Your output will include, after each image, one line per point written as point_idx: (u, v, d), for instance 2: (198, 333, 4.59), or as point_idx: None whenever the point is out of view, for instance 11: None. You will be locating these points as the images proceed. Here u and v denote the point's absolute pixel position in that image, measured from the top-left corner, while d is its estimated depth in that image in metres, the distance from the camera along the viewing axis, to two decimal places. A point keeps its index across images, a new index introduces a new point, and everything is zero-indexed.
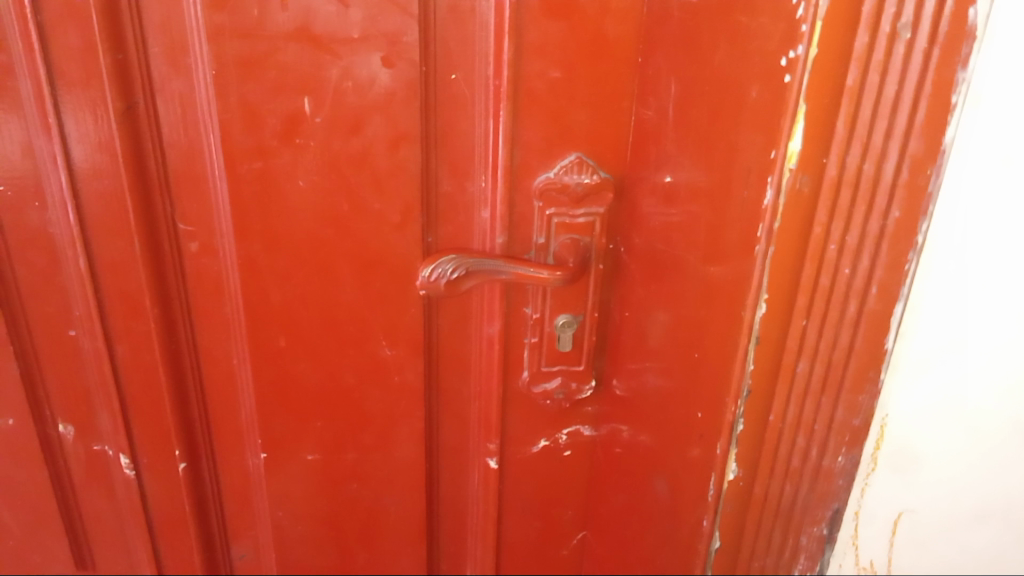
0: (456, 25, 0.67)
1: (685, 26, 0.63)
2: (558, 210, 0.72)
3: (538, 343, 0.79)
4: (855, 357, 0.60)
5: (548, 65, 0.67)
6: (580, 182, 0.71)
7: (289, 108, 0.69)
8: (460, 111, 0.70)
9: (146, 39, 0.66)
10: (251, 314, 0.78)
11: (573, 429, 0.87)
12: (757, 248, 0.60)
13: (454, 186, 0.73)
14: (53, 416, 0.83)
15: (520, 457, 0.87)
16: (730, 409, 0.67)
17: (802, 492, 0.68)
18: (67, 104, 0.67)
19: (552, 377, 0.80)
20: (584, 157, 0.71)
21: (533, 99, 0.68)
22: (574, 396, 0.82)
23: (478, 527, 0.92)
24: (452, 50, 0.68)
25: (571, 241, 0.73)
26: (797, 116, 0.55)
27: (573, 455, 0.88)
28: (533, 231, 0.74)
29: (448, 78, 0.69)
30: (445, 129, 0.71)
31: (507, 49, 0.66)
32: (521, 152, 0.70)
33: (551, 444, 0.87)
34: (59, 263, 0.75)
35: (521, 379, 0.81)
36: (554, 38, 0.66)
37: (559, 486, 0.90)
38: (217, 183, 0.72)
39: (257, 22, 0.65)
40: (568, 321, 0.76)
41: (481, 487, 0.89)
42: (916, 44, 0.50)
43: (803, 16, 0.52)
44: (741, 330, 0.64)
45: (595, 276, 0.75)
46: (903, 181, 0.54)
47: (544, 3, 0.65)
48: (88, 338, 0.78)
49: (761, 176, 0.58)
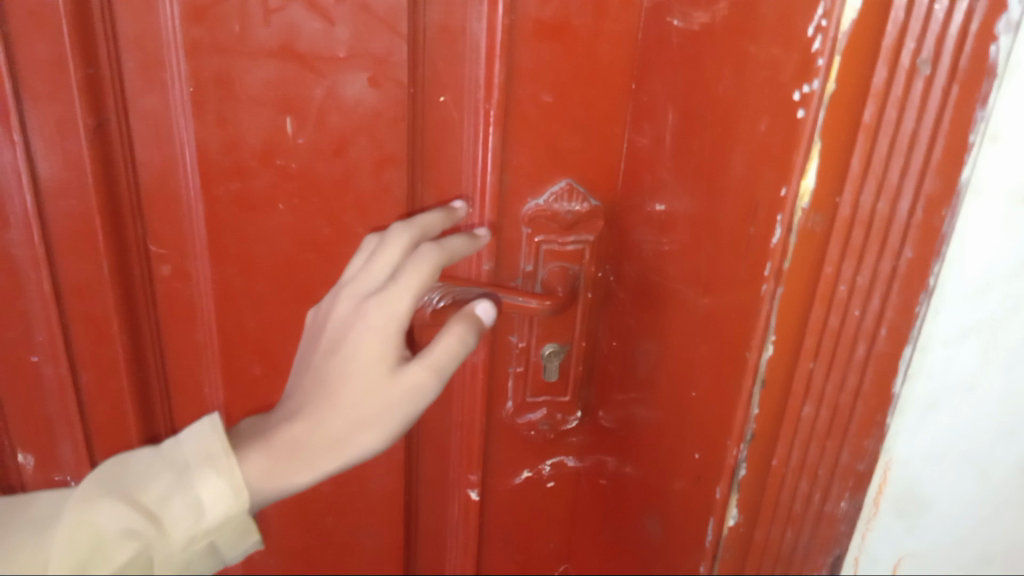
0: (446, 47, 0.65)
1: (685, 52, 0.60)
2: (547, 237, 0.70)
3: (524, 372, 0.77)
4: (863, 401, 0.59)
5: (540, 88, 0.65)
6: (570, 210, 0.69)
7: (272, 127, 0.66)
8: (448, 134, 0.68)
9: (119, 53, 0.63)
10: (225, 339, 0.75)
11: (558, 459, 0.85)
12: (764, 288, 0.57)
13: None
14: (12, 447, 0.78)
15: (501, 488, 0.85)
16: (731, 453, 0.64)
17: (804, 537, 0.67)
18: (33, 119, 0.63)
19: (537, 408, 0.78)
20: (575, 183, 0.69)
21: (524, 123, 0.66)
22: (559, 427, 0.79)
23: (457, 561, 0.88)
24: (441, 72, 0.65)
25: (560, 269, 0.71)
26: (811, 154, 0.51)
27: (557, 486, 0.86)
28: (520, 258, 0.71)
29: (437, 100, 0.66)
30: (432, 153, 0.69)
31: (497, 72, 0.63)
32: (510, 177, 0.68)
33: (534, 475, 0.85)
34: (20, 285, 0.70)
35: (505, 409, 0.79)
36: (547, 60, 0.64)
37: (541, 518, 0.88)
38: (193, 204, 0.69)
39: (238, 37, 0.62)
40: (556, 350, 0.74)
41: (461, 521, 0.85)
42: (934, 82, 0.47)
43: (819, 49, 0.49)
44: (746, 373, 0.60)
45: (583, 305, 0.73)
46: (917, 222, 0.51)
47: (538, 25, 0.63)
48: (50, 364, 0.74)
49: (769, 214, 0.55)
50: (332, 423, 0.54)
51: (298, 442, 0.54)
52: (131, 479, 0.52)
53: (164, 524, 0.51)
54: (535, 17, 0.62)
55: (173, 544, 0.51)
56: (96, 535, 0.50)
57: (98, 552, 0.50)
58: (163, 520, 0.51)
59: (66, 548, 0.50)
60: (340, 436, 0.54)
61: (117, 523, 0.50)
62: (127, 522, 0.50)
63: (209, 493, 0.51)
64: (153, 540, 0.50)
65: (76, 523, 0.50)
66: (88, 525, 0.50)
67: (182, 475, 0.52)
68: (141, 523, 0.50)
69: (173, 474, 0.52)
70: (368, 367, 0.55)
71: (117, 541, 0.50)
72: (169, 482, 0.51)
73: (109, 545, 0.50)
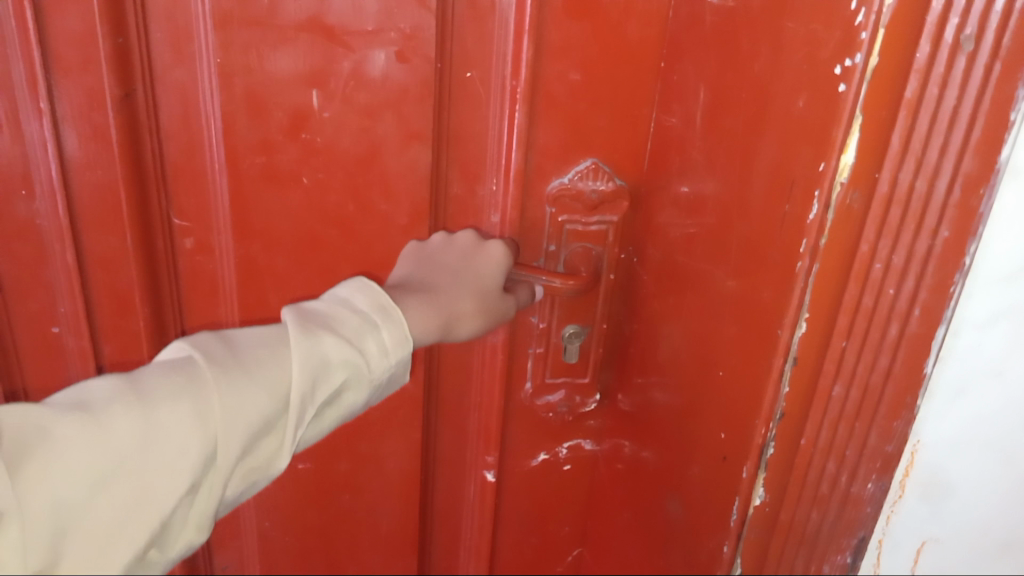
0: (473, 24, 0.64)
1: (718, 31, 0.60)
2: (571, 216, 0.70)
3: (544, 353, 0.76)
4: (893, 383, 0.58)
5: (568, 67, 0.64)
6: (595, 189, 0.69)
7: (298, 101, 0.65)
8: (475, 112, 0.68)
9: (148, 24, 0.62)
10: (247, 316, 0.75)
11: (575, 442, 0.85)
12: (799, 265, 0.57)
13: (464, 190, 0.71)
14: None
15: (518, 470, 0.85)
16: (759, 432, 0.64)
17: (828, 519, 0.66)
18: (61, 89, 0.63)
19: (556, 389, 0.78)
20: (600, 163, 0.68)
21: (551, 101, 0.65)
22: (578, 410, 0.79)
23: (473, 541, 0.88)
24: (470, 49, 0.65)
25: (584, 249, 0.71)
26: (852, 128, 0.51)
27: (573, 469, 0.86)
28: (543, 238, 0.71)
29: (463, 77, 0.66)
30: (458, 131, 0.69)
31: (526, 53, 0.63)
32: (537, 156, 0.68)
33: (550, 458, 0.85)
34: (44, 255, 0.70)
35: (524, 391, 0.79)
36: (577, 37, 0.63)
37: (557, 500, 0.88)
38: (218, 178, 0.69)
39: (268, 10, 0.61)
40: (577, 331, 0.74)
41: (477, 502, 0.85)
42: (977, 59, 0.47)
43: (862, 23, 0.48)
44: (777, 351, 0.60)
45: (605, 288, 0.73)
46: (955, 201, 0.51)
47: (567, 3, 0.62)
48: (73, 336, 0.74)
49: (806, 191, 0.55)
50: (464, 302, 0.63)
51: (437, 308, 0.62)
52: (326, 319, 0.56)
53: (367, 356, 0.56)
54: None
55: (374, 374, 0.56)
56: (322, 360, 0.54)
57: (321, 375, 0.54)
58: (367, 353, 0.56)
59: (298, 370, 0.53)
60: (466, 314, 0.63)
61: (339, 353, 0.55)
62: (346, 354, 0.55)
63: (395, 335, 0.57)
64: (363, 368, 0.55)
65: (305, 349, 0.53)
66: (317, 353, 0.54)
67: (372, 318, 0.57)
68: (356, 355, 0.55)
69: (363, 320, 0.57)
70: (492, 275, 0.66)
71: (336, 368, 0.54)
72: (363, 324, 0.57)
73: (327, 372, 0.54)
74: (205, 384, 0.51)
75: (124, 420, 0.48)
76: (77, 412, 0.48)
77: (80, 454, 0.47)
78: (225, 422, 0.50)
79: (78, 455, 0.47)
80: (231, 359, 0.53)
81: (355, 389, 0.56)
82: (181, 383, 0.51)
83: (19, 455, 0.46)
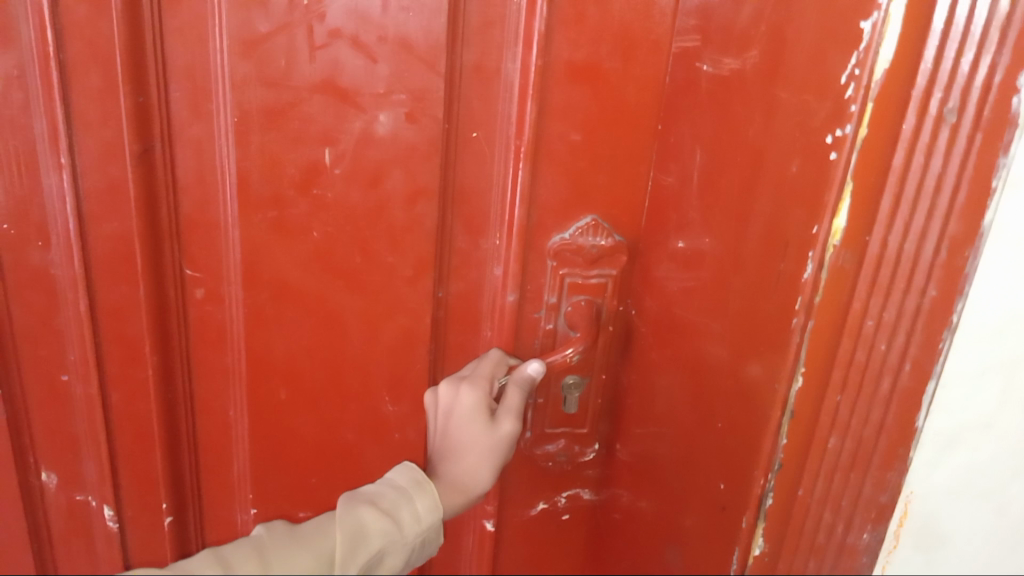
0: (479, 87, 0.65)
1: (713, 96, 0.61)
2: (571, 269, 0.70)
3: (544, 404, 0.75)
4: (886, 435, 0.60)
5: (569, 127, 0.65)
6: (595, 244, 0.69)
7: (310, 158, 0.66)
8: (479, 169, 0.68)
9: (168, 83, 0.64)
10: (253, 367, 0.75)
11: (573, 492, 0.83)
12: (795, 321, 0.60)
13: (468, 243, 0.71)
14: (36, 464, 0.79)
15: (517, 519, 0.84)
16: (759, 482, 0.67)
17: (826, 568, 0.68)
18: (82, 145, 0.65)
19: (555, 438, 0.77)
20: (600, 219, 0.68)
21: (551, 159, 0.66)
22: (576, 459, 0.78)
23: None
24: (476, 110, 0.65)
25: (584, 302, 0.70)
26: (843, 192, 0.55)
27: (572, 518, 0.85)
28: (544, 291, 0.71)
29: (468, 135, 0.66)
30: (464, 187, 0.68)
31: (530, 113, 0.63)
32: (537, 212, 0.68)
33: (549, 507, 0.84)
34: (57, 303, 0.72)
35: (523, 439, 0.77)
36: (580, 101, 0.64)
37: (554, 550, 0.87)
38: (230, 231, 0.70)
39: (284, 72, 0.63)
40: (576, 381, 0.73)
41: (475, 550, 0.84)
42: (960, 129, 0.50)
43: (852, 96, 0.52)
44: (775, 403, 0.63)
45: (603, 339, 0.72)
46: (941, 262, 0.53)
47: (569, 67, 0.63)
48: (81, 384, 0.75)
49: (800, 251, 0.58)
50: (462, 463, 0.63)
51: (450, 477, 0.63)
52: (369, 495, 0.57)
53: (402, 523, 0.56)
54: (567, 59, 0.63)
55: (407, 537, 0.56)
56: (363, 529, 0.54)
57: (358, 543, 0.53)
58: (401, 520, 0.56)
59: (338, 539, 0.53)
60: (470, 469, 0.63)
61: (377, 523, 0.55)
62: (383, 522, 0.55)
63: (427, 502, 0.57)
64: (397, 533, 0.55)
65: (344, 521, 0.54)
66: (352, 520, 0.54)
67: (407, 489, 0.58)
68: (390, 522, 0.55)
69: (400, 490, 0.58)
70: (471, 409, 0.65)
71: (371, 536, 0.54)
72: (399, 495, 0.57)
73: (364, 539, 0.54)
74: (269, 550, 0.52)
75: None
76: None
77: None
78: None
79: None
80: (292, 532, 0.54)
81: (393, 555, 0.55)
82: (248, 556, 0.51)
83: None
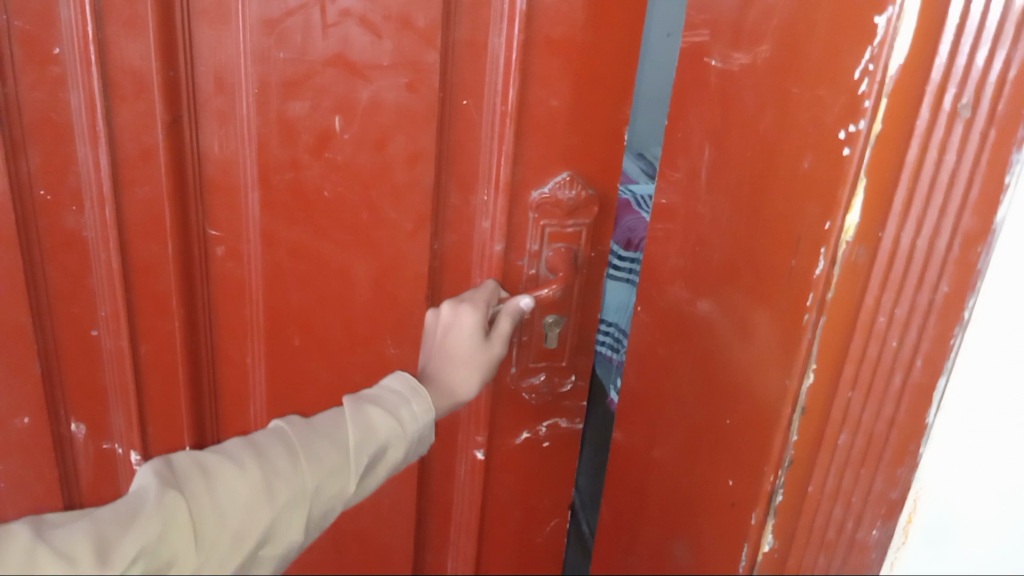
0: (472, 61, 0.66)
1: (722, 91, 0.62)
2: (550, 221, 0.71)
3: (527, 342, 0.75)
4: (897, 430, 0.60)
5: (550, 93, 0.66)
6: (572, 197, 0.70)
7: (321, 125, 0.67)
8: (471, 133, 0.68)
9: (195, 60, 0.65)
10: (272, 313, 0.76)
11: (553, 421, 0.82)
12: (807, 318, 0.58)
13: (460, 200, 0.71)
14: (66, 415, 0.79)
15: (505, 448, 0.83)
16: (768, 479, 0.65)
17: (835, 563, 0.67)
18: (119, 116, 0.65)
19: (538, 372, 0.77)
20: (575, 174, 0.69)
21: (536, 127, 0.67)
22: (557, 390, 0.78)
23: (463, 517, 0.86)
24: (468, 76, 0.66)
25: (563, 250, 0.71)
26: (856, 188, 0.53)
27: (554, 446, 0.84)
28: (526, 240, 0.71)
29: (461, 103, 0.67)
30: (459, 146, 0.69)
31: (513, 84, 0.65)
32: (523, 170, 0.69)
33: (532, 436, 0.83)
34: (88, 263, 0.72)
35: (508, 375, 0.77)
36: (563, 70, 0.65)
37: (540, 475, 0.86)
38: (251, 193, 0.70)
39: (300, 48, 0.64)
40: (557, 320, 0.73)
41: (468, 479, 0.83)
42: (973, 125, 0.49)
43: (866, 91, 0.50)
44: (786, 400, 0.61)
45: (581, 280, 0.73)
46: (954, 257, 0.53)
47: (550, 42, 0.64)
48: (111, 338, 0.75)
49: (812, 247, 0.56)
50: (452, 375, 0.65)
51: (439, 383, 0.65)
52: (370, 397, 0.59)
53: (403, 420, 0.58)
54: (547, 35, 0.64)
55: (410, 432, 0.58)
56: (370, 426, 0.56)
57: (368, 436, 0.55)
58: (402, 418, 0.58)
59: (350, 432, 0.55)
60: (459, 381, 0.65)
61: (382, 420, 0.57)
62: (388, 419, 0.57)
63: (424, 404, 0.59)
64: (402, 430, 0.57)
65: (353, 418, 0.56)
66: (359, 417, 0.56)
67: (404, 393, 0.60)
68: (394, 420, 0.57)
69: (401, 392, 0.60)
70: (469, 330, 0.66)
71: (379, 432, 0.56)
72: (397, 397, 0.59)
73: (372, 433, 0.56)
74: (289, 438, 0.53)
75: (226, 475, 0.49)
76: (198, 470, 0.48)
77: (224, 485, 0.48)
78: (310, 469, 0.52)
79: (223, 491, 0.48)
80: (306, 426, 0.55)
81: (397, 447, 0.57)
82: (273, 443, 0.53)
83: (179, 483, 0.47)
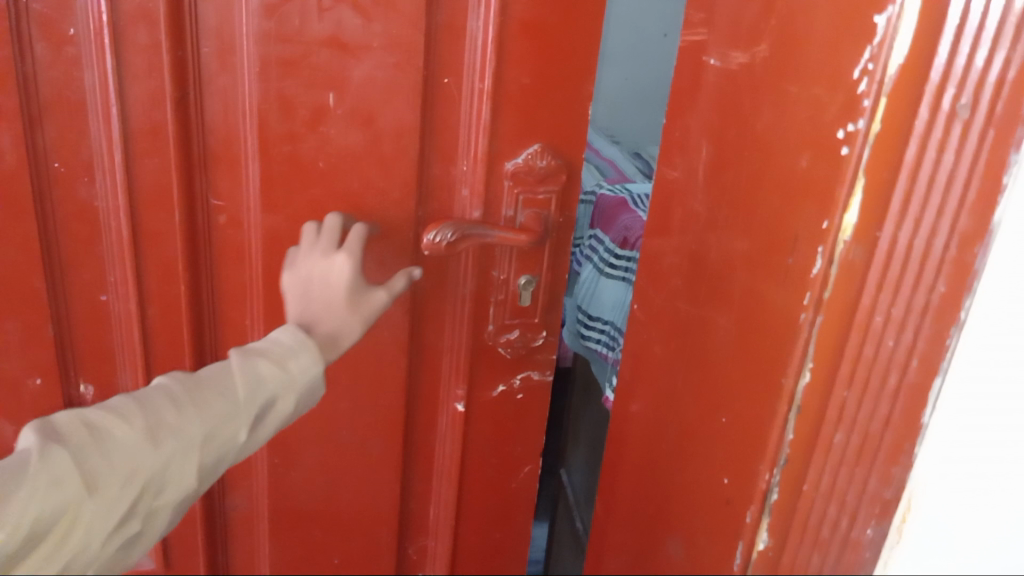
0: (453, 42, 0.67)
1: (721, 90, 0.61)
2: (523, 188, 0.71)
3: (504, 300, 0.75)
4: (892, 430, 0.60)
5: (521, 71, 0.67)
6: (541, 166, 0.71)
7: (316, 101, 0.67)
8: (451, 111, 0.69)
9: (200, 39, 0.64)
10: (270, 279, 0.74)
11: (525, 374, 0.81)
12: (803, 317, 0.58)
13: (442, 170, 0.72)
14: (75, 374, 0.75)
15: (481, 399, 0.81)
16: (764, 477, 0.65)
17: (829, 562, 0.67)
18: (131, 92, 0.65)
19: (513, 329, 0.77)
20: (545, 146, 0.71)
21: (510, 104, 0.68)
22: (531, 344, 0.78)
23: (443, 467, 0.84)
24: (447, 56, 0.67)
25: (534, 214, 0.72)
26: (854, 189, 0.53)
27: (526, 399, 0.83)
28: (501, 207, 0.72)
29: (441, 82, 0.68)
30: (438, 124, 0.70)
31: (490, 63, 0.66)
32: (497, 143, 0.70)
33: (506, 389, 0.82)
34: (98, 231, 0.70)
35: (486, 333, 0.77)
36: (537, 53, 0.67)
37: (514, 425, 0.84)
38: (252, 163, 0.69)
39: (298, 30, 0.64)
40: (530, 280, 0.74)
41: (448, 431, 0.82)
42: (972, 125, 0.49)
43: (865, 91, 0.51)
44: (782, 398, 0.61)
45: (551, 244, 0.74)
46: (952, 256, 0.53)
47: (524, 25, 0.66)
48: (122, 301, 0.73)
49: (810, 245, 0.56)
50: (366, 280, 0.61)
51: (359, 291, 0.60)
52: (264, 347, 0.56)
53: (292, 376, 0.56)
54: (521, 18, 0.66)
55: (299, 386, 0.56)
56: (259, 381, 0.55)
57: (256, 390, 0.54)
58: (290, 372, 0.56)
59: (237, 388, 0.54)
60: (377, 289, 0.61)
61: (271, 372, 0.55)
62: (278, 381, 0.55)
63: (313, 359, 0.57)
64: (288, 388, 0.55)
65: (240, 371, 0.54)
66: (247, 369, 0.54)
67: (293, 345, 0.57)
68: (283, 374, 0.55)
69: (293, 342, 0.57)
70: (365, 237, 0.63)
71: (267, 387, 0.55)
72: (288, 346, 0.56)
73: (259, 391, 0.54)
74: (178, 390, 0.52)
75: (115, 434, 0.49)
76: (81, 427, 0.48)
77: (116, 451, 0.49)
78: (195, 428, 0.52)
79: (112, 452, 0.49)
80: (192, 377, 0.54)
81: (286, 399, 0.56)
82: (162, 397, 0.51)
83: (66, 447, 0.48)
